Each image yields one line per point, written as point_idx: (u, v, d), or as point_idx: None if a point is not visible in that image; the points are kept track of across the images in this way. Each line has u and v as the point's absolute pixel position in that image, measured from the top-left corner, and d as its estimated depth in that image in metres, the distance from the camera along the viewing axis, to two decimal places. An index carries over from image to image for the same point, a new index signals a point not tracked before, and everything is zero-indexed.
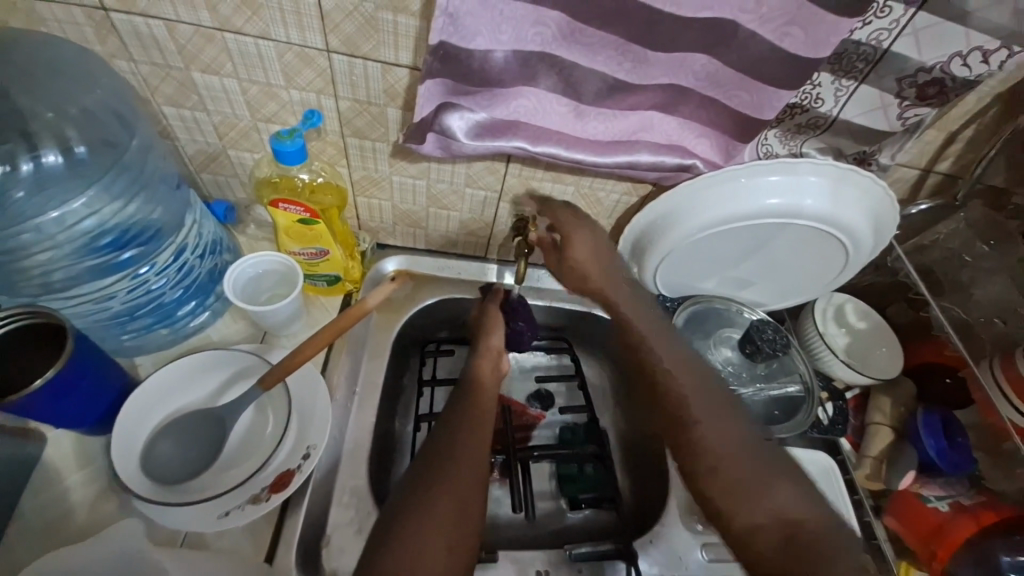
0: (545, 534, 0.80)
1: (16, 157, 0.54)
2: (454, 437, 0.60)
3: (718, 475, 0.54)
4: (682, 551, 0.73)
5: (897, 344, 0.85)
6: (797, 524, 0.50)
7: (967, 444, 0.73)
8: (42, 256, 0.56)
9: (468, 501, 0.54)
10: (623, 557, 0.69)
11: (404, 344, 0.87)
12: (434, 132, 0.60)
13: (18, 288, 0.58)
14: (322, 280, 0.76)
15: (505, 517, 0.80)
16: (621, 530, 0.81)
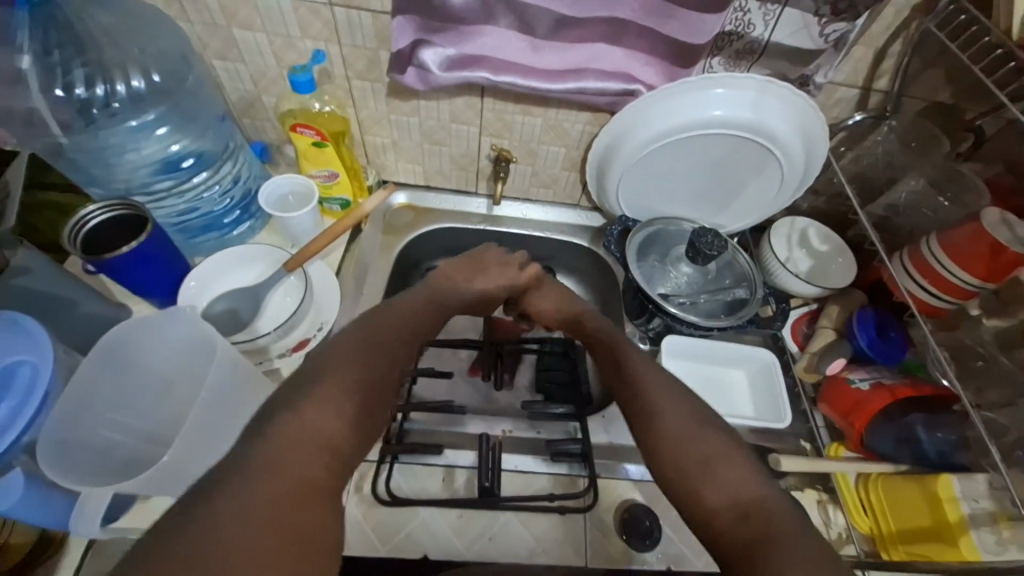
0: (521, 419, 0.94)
1: (116, 81, 0.74)
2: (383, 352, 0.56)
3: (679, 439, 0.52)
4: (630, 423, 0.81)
5: (851, 255, 0.91)
6: (756, 504, 0.46)
7: (899, 337, 0.80)
8: (132, 157, 0.77)
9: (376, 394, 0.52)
10: (572, 417, 0.81)
11: (405, 264, 1.03)
12: (413, 66, 0.76)
13: (113, 183, 0.78)
14: (336, 204, 0.93)
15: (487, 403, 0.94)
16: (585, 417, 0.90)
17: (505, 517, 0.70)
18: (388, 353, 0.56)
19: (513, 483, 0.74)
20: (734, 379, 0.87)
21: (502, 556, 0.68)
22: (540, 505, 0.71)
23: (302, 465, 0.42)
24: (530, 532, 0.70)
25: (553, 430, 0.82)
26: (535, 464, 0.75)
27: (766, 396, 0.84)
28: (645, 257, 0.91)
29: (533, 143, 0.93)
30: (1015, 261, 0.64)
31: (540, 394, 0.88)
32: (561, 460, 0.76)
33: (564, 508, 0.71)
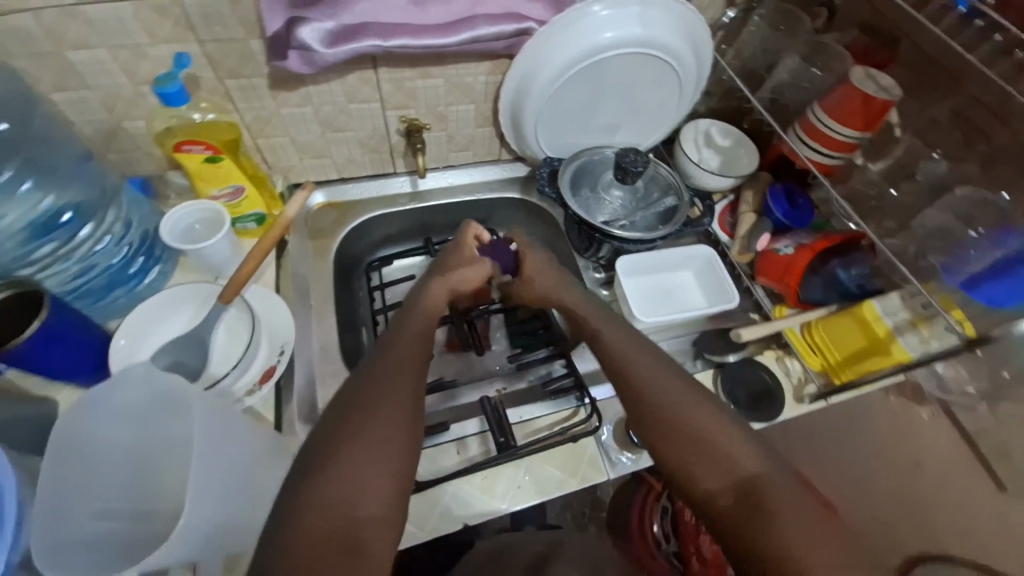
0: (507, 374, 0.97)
1: None
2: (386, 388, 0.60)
3: (669, 431, 0.57)
4: None
5: (752, 144, 1.00)
6: (753, 483, 0.52)
7: (806, 201, 0.91)
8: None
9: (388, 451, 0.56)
10: (556, 356, 0.85)
11: (344, 264, 0.98)
12: (294, 49, 0.70)
13: None
14: (251, 221, 0.85)
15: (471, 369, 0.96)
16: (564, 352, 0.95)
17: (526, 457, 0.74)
18: (392, 406, 0.59)
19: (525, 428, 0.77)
20: (683, 279, 0.96)
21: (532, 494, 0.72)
22: (553, 436, 0.75)
23: (332, 527, 0.50)
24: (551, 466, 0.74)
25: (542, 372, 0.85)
26: (539, 406, 0.79)
27: (714, 284, 0.92)
28: (579, 192, 0.94)
29: (440, 106, 0.91)
30: (883, 107, 0.75)
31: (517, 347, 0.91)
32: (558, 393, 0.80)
33: (576, 432, 0.76)
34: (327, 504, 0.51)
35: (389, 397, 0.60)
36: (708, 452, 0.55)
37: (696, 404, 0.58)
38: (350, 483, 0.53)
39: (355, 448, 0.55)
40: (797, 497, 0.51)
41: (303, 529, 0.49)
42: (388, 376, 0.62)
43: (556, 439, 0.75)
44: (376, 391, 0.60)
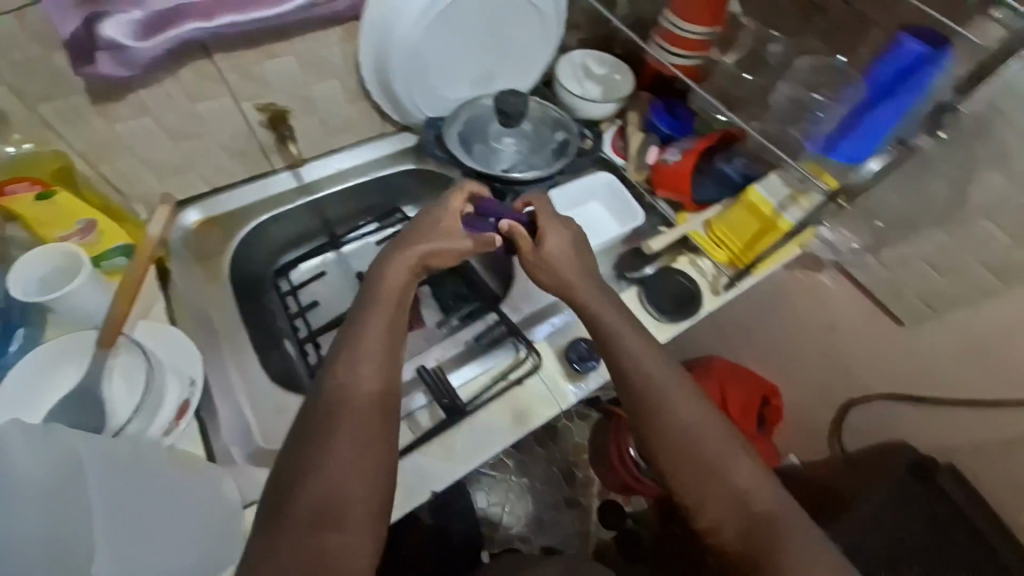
0: None
1: None
2: (347, 424, 0.57)
3: (681, 466, 0.60)
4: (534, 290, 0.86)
5: (627, 68, 1.01)
6: (760, 517, 0.56)
7: (686, 111, 0.96)
8: None
9: (367, 479, 0.55)
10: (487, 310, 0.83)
11: (244, 280, 0.89)
12: (103, 51, 0.62)
13: None
14: (120, 257, 0.76)
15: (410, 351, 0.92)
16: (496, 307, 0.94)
17: (479, 412, 0.74)
18: (369, 431, 0.57)
19: (471, 385, 0.76)
20: (592, 209, 0.97)
21: (494, 445, 0.73)
22: (499, 385, 0.75)
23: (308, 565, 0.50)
24: (504, 412, 0.74)
25: (478, 328, 0.82)
26: (482, 360, 0.79)
27: (621, 209, 0.96)
28: (473, 147, 0.93)
29: (301, 89, 0.84)
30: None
31: (451, 312, 0.87)
32: (497, 344, 0.79)
33: (521, 376, 0.77)
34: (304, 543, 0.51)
35: (356, 433, 0.56)
36: (721, 485, 0.58)
37: (715, 436, 0.61)
38: (335, 514, 0.53)
39: (339, 477, 0.54)
40: (805, 532, 0.55)
41: (277, 565, 0.50)
42: (352, 411, 0.57)
43: (502, 387, 0.75)
44: (355, 415, 0.57)
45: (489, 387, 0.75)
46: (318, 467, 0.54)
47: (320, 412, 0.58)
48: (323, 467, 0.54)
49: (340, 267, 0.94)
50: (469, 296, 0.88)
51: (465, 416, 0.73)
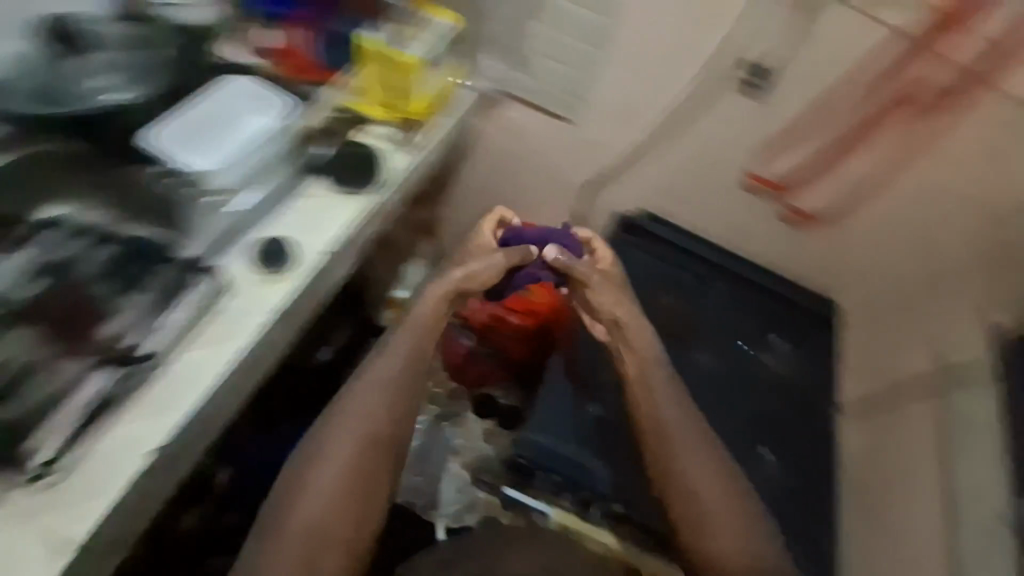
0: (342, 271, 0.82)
1: None
2: (336, 446, 0.71)
3: (688, 502, 0.70)
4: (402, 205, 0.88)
5: None
6: (695, 493, 0.70)
7: None
8: None
9: (369, 473, 0.70)
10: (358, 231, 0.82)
11: (47, 246, 0.61)
12: None
13: None
14: None
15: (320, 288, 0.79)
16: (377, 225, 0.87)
17: (279, 292, 0.72)
18: (388, 460, 0.72)
19: (276, 274, 0.72)
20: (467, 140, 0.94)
21: (297, 314, 0.76)
22: (304, 277, 0.74)
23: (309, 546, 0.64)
24: (308, 291, 0.75)
25: (291, 229, 0.77)
26: (269, 244, 0.73)
27: (451, 130, 0.96)
28: (307, 98, 0.81)
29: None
30: None
31: (330, 224, 0.78)
32: (300, 233, 0.77)
33: (312, 246, 0.76)
34: (304, 517, 0.66)
35: (338, 444, 0.71)
36: (688, 460, 0.72)
37: (715, 468, 0.72)
38: (338, 519, 0.66)
39: (354, 463, 0.70)
40: (725, 522, 0.68)
41: (290, 533, 0.64)
42: (348, 417, 0.73)
43: (303, 265, 0.74)
44: (394, 430, 0.74)
45: (296, 275, 0.73)
46: (303, 488, 0.68)
47: (327, 429, 0.72)
48: (314, 482, 0.68)
49: (197, 209, 0.69)
50: (260, 182, 0.75)
51: (275, 312, 0.71)
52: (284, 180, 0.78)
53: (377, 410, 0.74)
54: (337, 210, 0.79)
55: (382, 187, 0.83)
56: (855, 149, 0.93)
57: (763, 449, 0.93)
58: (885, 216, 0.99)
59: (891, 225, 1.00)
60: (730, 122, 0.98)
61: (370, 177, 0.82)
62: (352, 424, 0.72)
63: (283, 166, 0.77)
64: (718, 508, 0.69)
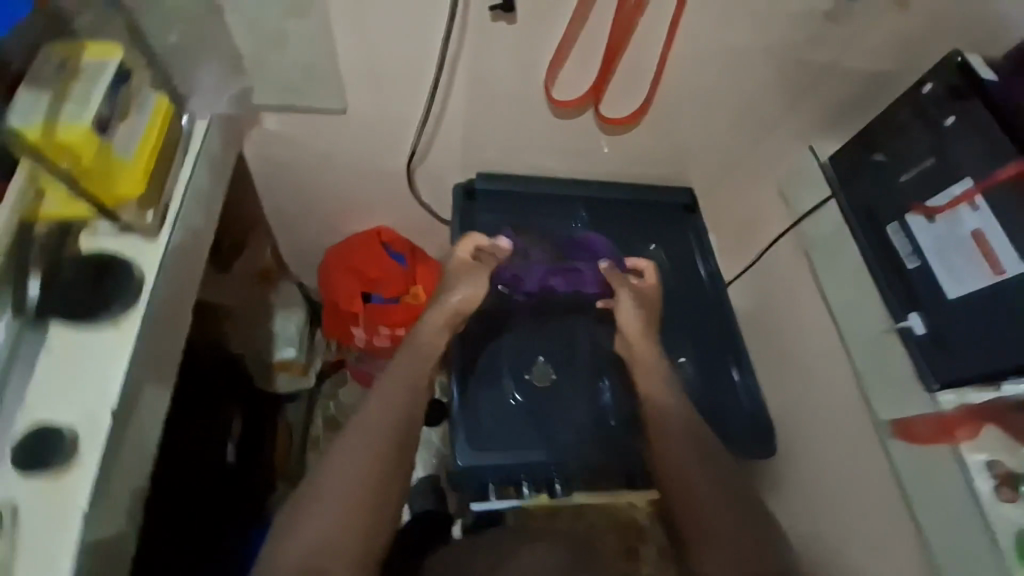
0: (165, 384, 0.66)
1: None
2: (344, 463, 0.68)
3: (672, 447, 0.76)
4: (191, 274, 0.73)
5: None
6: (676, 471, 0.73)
7: None
8: None
9: (377, 476, 0.67)
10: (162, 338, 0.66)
11: None
12: None
13: None
14: None
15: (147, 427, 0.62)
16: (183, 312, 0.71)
17: (80, 482, 0.54)
18: (391, 453, 0.70)
19: (64, 463, 0.54)
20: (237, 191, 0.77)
21: (125, 500, 0.57)
22: (105, 443, 0.56)
23: (320, 548, 0.61)
24: (126, 458, 0.58)
25: (56, 400, 0.57)
26: (34, 436, 0.54)
27: (205, 177, 0.75)
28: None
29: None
30: None
31: (112, 349, 0.60)
32: (65, 400, 0.57)
33: (96, 405, 0.57)
34: (313, 525, 0.63)
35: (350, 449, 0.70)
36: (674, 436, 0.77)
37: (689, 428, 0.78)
38: (352, 517, 0.64)
39: (356, 467, 0.68)
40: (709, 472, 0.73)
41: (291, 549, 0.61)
42: (370, 428, 0.72)
43: (97, 431, 0.56)
44: (386, 440, 0.71)
45: (92, 450, 0.55)
46: (314, 505, 0.64)
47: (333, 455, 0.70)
48: (309, 514, 0.63)
49: None
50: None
51: (90, 504, 0.53)
52: (6, 341, 0.58)
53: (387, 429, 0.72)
54: (102, 346, 0.60)
55: (150, 290, 0.64)
56: (623, 46, 0.79)
57: (683, 361, 0.98)
58: (673, 88, 0.89)
59: (699, 95, 0.91)
60: (498, 58, 0.79)
61: (127, 284, 0.63)
62: (350, 440, 0.71)
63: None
64: (703, 508, 0.70)
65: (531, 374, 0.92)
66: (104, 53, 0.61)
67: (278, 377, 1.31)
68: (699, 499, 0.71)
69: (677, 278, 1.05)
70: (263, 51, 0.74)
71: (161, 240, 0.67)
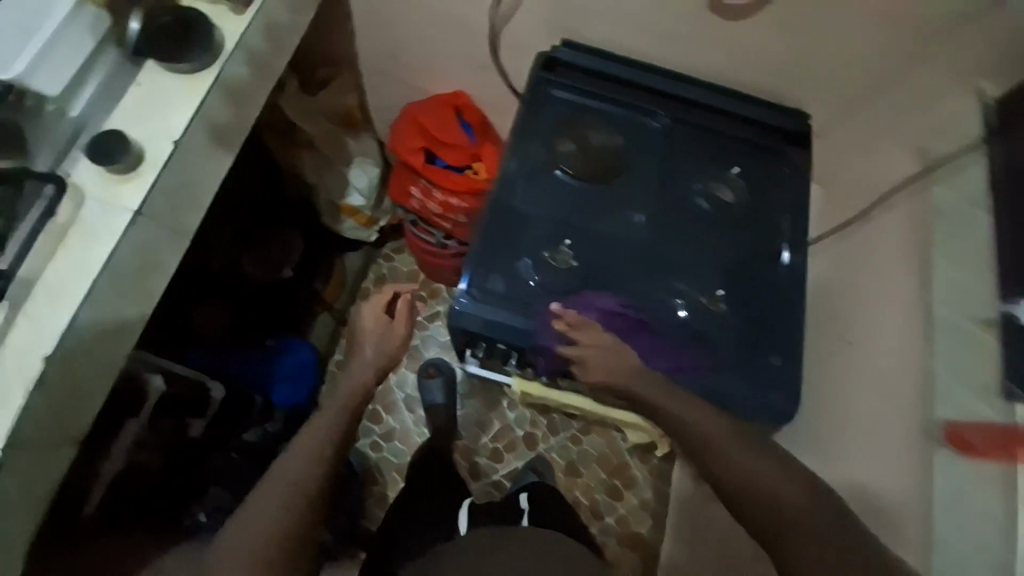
0: (219, 139, 0.73)
1: None
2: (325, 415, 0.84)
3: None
4: (267, 59, 0.78)
5: None
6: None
7: None
8: None
9: (317, 436, 0.81)
10: (229, 95, 0.72)
11: None
12: None
13: None
14: None
15: (199, 169, 0.70)
16: (253, 86, 0.76)
17: (138, 190, 0.64)
18: (328, 444, 0.80)
19: (128, 168, 0.63)
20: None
21: (169, 211, 0.67)
22: (161, 169, 0.65)
23: (294, 470, 0.77)
24: (175, 186, 0.67)
25: (135, 123, 0.66)
26: (106, 138, 0.63)
27: None
28: None
29: None
30: None
31: (185, 94, 0.68)
32: (139, 123, 0.66)
33: (160, 137, 0.66)
34: (280, 478, 0.76)
35: (361, 367, 0.90)
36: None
37: None
38: (290, 487, 0.75)
39: (285, 488, 0.75)
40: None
41: (281, 470, 0.77)
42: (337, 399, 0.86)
43: (158, 155, 0.65)
44: (305, 449, 0.79)
45: (149, 170, 0.64)
46: (299, 441, 0.80)
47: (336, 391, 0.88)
48: (299, 440, 0.81)
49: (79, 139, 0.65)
50: (92, 76, 0.66)
51: (137, 210, 0.63)
52: (113, 61, 0.67)
53: (358, 397, 0.86)
54: (179, 87, 0.68)
55: (225, 57, 0.70)
56: None
57: (721, 293, 0.89)
58: None
59: None
60: None
61: (207, 41, 0.69)
62: (291, 457, 0.78)
63: (103, 51, 0.67)
64: (809, 516, 0.66)
65: (551, 253, 0.88)
66: None
67: (344, 222, 1.38)
68: (792, 505, 0.67)
69: (753, 209, 0.93)
70: None
71: (248, 16, 0.72)
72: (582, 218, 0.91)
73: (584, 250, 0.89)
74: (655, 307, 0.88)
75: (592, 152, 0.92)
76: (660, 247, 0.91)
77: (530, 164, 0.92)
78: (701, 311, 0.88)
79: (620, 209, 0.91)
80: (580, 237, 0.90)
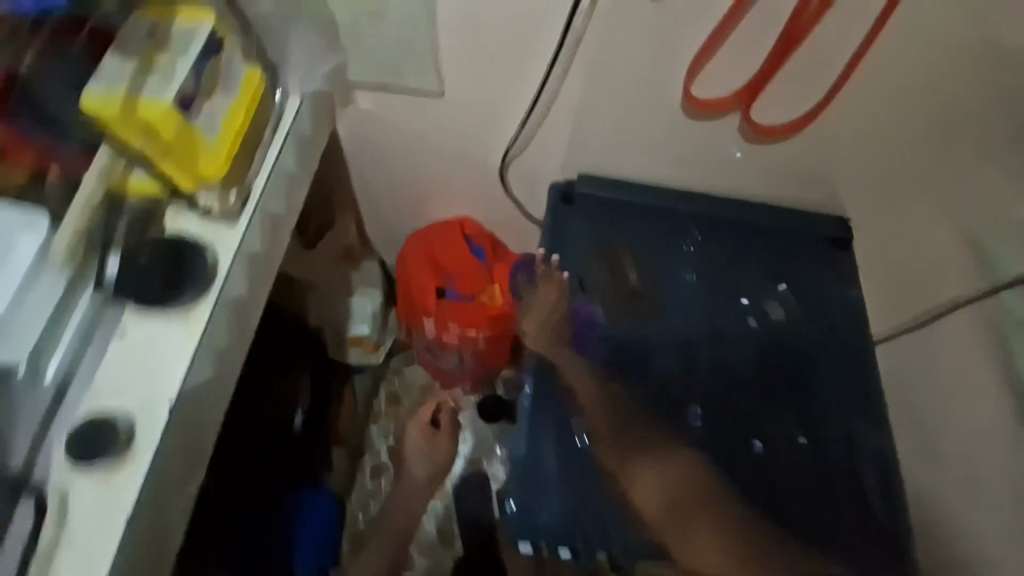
0: (222, 371, 0.62)
1: None
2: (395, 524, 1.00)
3: None
4: (266, 258, 0.69)
5: None
6: None
7: None
8: None
9: None
10: (228, 320, 0.62)
11: None
12: None
13: None
14: None
15: (204, 414, 0.59)
16: (254, 294, 0.67)
17: (134, 476, 0.52)
18: None
19: (120, 453, 0.53)
20: (293, 168, 0.72)
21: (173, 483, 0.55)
22: (156, 446, 0.53)
23: None
24: (178, 452, 0.55)
25: (121, 386, 0.56)
26: (95, 422, 0.53)
27: (293, 159, 0.72)
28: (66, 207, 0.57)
29: None
30: None
31: (179, 337, 0.58)
32: (126, 390, 0.55)
33: (154, 401, 0.55)
34: None
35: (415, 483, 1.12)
36: None
37: None
38: None
39: None
40: None
41: None
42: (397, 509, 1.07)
43: (153, 426, 0.54)
44: None
45: (144, 448, 0.53)
46: None
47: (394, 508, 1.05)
48: None
49: (57, 422, 0.54)
50: (66, 341, 0.55)
51: (134, 505, 0.51)
52: (90, 312, 0.57)
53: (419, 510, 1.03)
54: (172, 332, 0.58)
55: (221, 280, 0.61)
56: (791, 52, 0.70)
57: (804, 440, 0.77)
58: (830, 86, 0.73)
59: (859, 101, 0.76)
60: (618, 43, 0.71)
61: (200, 270, 0.61)
62: None
63: (76, 304, 0.56)
64: None
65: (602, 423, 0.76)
66: (198, 17, 0.61)
67: (350, 353, 1.27)
68: None
69: (814, 323, 0.85)
70: (364, 28, 0.74)
71: (241, 226, 0.64)
72: (629, 370, 0.80)
73: (642, 413, 0.77)
74: (734, 464, 0.75)
75: (630, 296, 0.84)
76: (727, 391, 0.79)
77: (561, 314, 0.83)
78: (790, 463, 0.76)
79: (674, 356, 0.81)
80: (632, 396, 0.78)
